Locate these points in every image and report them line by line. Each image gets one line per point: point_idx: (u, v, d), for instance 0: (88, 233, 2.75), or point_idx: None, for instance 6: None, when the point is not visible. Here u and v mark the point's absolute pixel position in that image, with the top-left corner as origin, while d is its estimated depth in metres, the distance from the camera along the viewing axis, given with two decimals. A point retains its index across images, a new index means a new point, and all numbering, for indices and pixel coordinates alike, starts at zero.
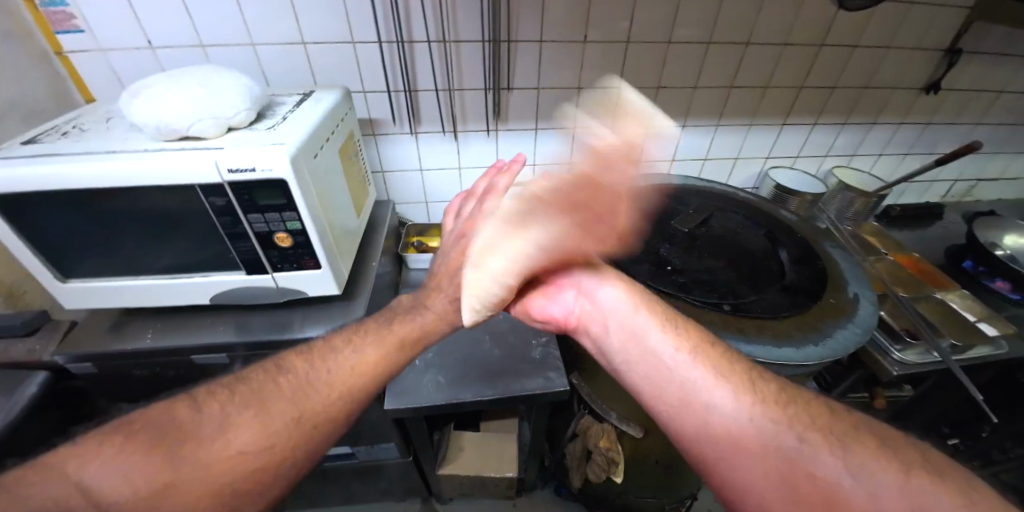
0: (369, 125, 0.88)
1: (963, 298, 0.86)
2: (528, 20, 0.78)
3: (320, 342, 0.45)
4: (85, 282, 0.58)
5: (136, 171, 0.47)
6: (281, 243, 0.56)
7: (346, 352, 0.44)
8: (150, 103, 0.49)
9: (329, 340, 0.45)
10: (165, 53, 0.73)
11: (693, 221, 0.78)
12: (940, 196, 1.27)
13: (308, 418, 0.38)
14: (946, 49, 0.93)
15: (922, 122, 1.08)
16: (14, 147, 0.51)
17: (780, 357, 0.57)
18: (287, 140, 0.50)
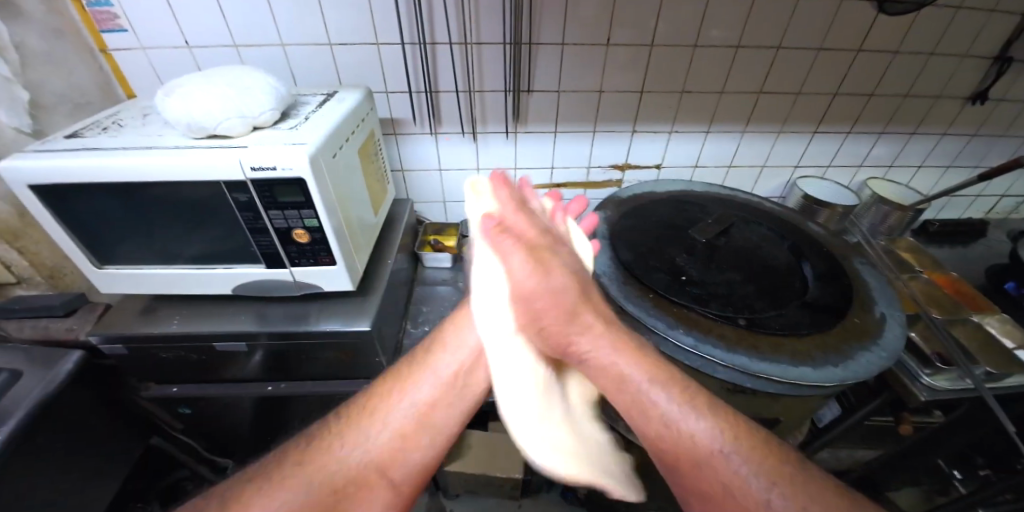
0: (390, 125, 0.90)
1: (1003, 322, 0.80)
2: (550, 22, 0.77)
3: None
4: (119, 268, 0.61)
5: (167, 166, 0.49)
6: (299, 239, 0.57)
7: None
8: (182, 101, 0.51)
9: None
10: (200, 53, 0.77)
11: (712, 231, 0.76)
12: (984, 212, 1.19)
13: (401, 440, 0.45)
14: (996, 57, 0.87)
15: (967, 134, 1.01)
16: (59, 140, 0.54)
17: (797, 377, 0.55)
18: (307, 140, 0.52)
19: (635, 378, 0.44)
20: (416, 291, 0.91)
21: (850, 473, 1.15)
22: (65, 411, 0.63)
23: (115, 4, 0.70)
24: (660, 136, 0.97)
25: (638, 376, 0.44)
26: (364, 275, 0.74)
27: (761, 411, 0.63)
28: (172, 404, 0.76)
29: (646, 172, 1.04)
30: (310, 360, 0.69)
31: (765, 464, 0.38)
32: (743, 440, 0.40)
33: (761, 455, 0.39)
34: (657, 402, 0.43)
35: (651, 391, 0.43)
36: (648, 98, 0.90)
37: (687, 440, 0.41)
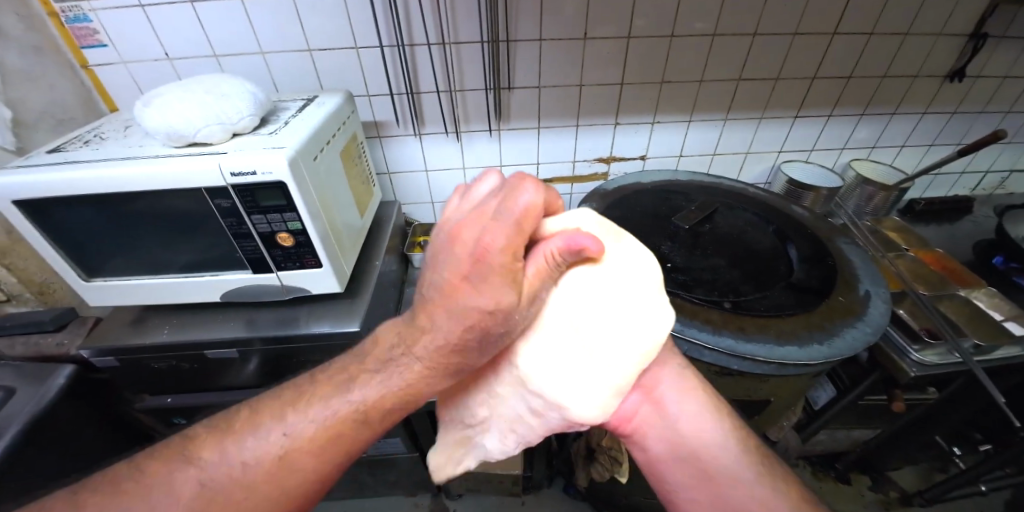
0: (374, 127, 0.90)
1: (990, 296, 0.81)
2: (526, 19, 0.78)
3: None
4: (106, 281, 0.61)
5: (149, 175, 0.50)
6: (284, 243, 0.58)
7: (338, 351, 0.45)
8: (160, 110, 0.51)
9: None
10: (181, 64, 0.77)
11: (695, 218, 0.76)
12: (968, 189, 1.20)
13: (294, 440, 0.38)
14: (971, 34, 0.88)
15: (947, 112, 1.02)
16: (41, 155, 0.54)
17: (782, 357, 0.55)
18: (287, 144, 0.52)
19: (669, 394, 0.48)
20: (406, 292, 0.92)
21: (849, 454, 1.15)
22: (62, 424, 0.63)
23: (94, 20, 0.71)
24: (643, 127, 0.97)
25: (671, 393, 0.48)
26: (352, 277, 0.74)
27: (750, 393, 0.63)
28: (166, 414, 0.76)
29: (631, 163, 1.04)
30: (302, 364, 0.70)
31: (765, 472, 0.43)
32: (756, 456, 0.44)
33: (763, 462, 0.44)
34: (687, 418, 0.47)
35: (683, 408, 0.47)
36: (628, 90, 0.90)
37: (711, 454, 0.44)
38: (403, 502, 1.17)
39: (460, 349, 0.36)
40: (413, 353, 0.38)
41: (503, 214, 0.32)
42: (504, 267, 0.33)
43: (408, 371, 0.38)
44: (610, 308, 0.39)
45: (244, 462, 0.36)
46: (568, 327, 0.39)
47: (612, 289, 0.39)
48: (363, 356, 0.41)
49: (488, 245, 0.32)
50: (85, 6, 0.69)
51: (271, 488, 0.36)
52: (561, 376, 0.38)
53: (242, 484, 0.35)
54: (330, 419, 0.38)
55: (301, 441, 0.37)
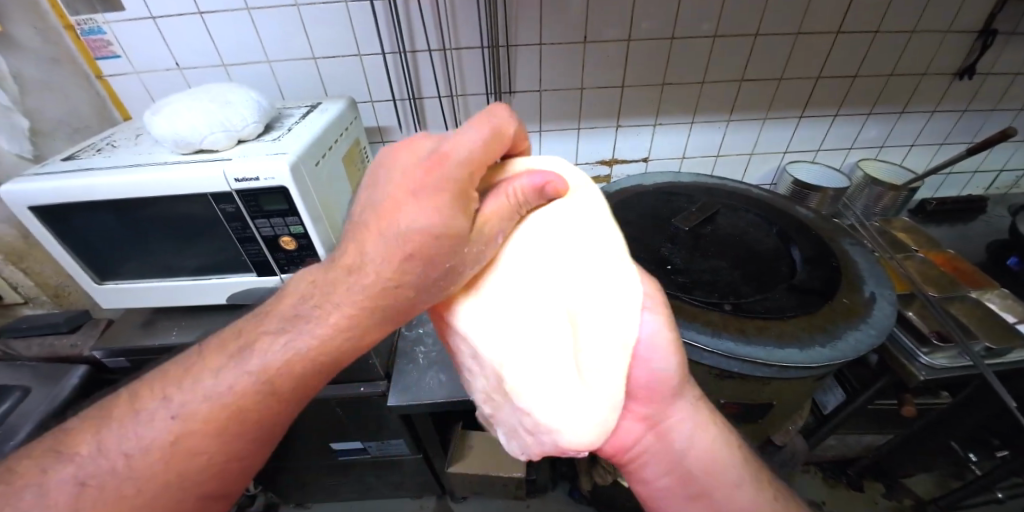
0: (377, 133, 0.92)
1: (1003, 297, 0.79)
2: (527, 24, 0.79)
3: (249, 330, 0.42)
4: (117, 284, 0.63)
5: (156, 181, 0.51)
6: (287, 246, 0.59)
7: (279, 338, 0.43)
8: (167, 117, 0.53)
9: None
10: (190, 73, 0.80)
11: (696, 220, 0.76)
12: (982, 188, 1.17)
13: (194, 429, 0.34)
14: (980, 31, 0.87)
15: (958, 110, 1.00)
16: (56, 163, 0.57)
17: (783, 359, 0.55)
18: (289, 149, 0.53)
19: (682, 430, 0.45)
20: None
21: (861, 460, 1.13)
22: None
23: (107, 32, 0.73)
24: (645, 129, 0.97)
25: (684, 429, 0.45)
26: None
27: (753, 396, 0.62)
28: None
29: (634, 165, 1.04)
30: None
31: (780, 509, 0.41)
32: (773, 493, 0.42)
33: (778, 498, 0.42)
34: (704, 455, 0.44)
35: (698, 445, 0.44)
36: (630, 92, 0.90)
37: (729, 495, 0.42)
38: (408, 504, 1.17)
39: (390, 289, 0.35)
40: (330, 303, 0.35)
41: (470, 132, 0.36)
42: (466, 175, 0.35)
43: (322, 325, 0.35)
44: (590, 300, 0.39)
45: (144, 441, 0.33)
46: (534, 300, 0.40)
47: (586, 270, 0.40)
48: (265, 316, 0.38)
49: (453, 152, 0.35)
50: (99, 19, 0.71)
51: (173, 466, 0.33)
52: (544, 379, 0.38)
53: (143, 463, 0.32)
54: (233, 390, 0.35)
55: (207, 414, 0.34)
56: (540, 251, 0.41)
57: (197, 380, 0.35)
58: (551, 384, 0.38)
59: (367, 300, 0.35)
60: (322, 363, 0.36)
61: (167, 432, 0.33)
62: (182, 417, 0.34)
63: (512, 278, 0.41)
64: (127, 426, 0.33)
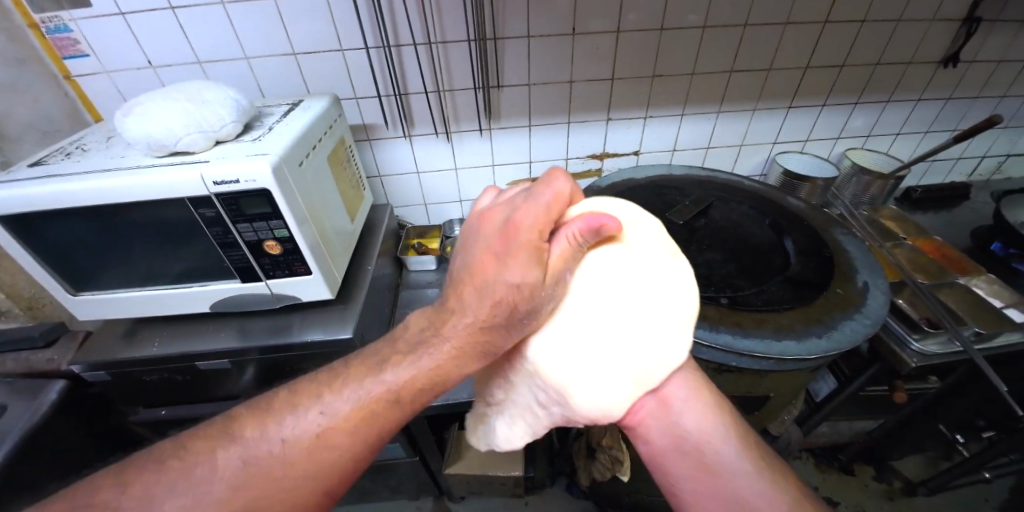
0: (363, 130, 0.89)
1: (990, 283, 0.81)
2: (513, 16, 0.77)
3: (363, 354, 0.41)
4: (94, 294, 0.60)
5: (132, 185, 0.49)
6: (272, 251, 0.57)
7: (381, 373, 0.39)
8: (139, 118, 0.50)
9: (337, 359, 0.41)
10: (165, 71, 0.76)
11: (689, 213, 0.76)
12: (965, 175, 1.19)
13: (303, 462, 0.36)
14: (964, 19, 0.87)
15: (942, 98, 1.01)
16: (22, 169, 0.53)
17: (781, 351, 0.54)
18: (271, 150, 0.51)
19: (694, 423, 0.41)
20: (402, 295, 0.91)
21: (853, 445, 1.15)
22: (58, 438, 0.63)
23: (74, 30, 0.69)
24: (635, 122, 0.96)
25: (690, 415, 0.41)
26: (345, 282, 0.73)
27: (750, 389, 0.63)
28: (163, 426, 0.76)
29: (624, 159, 1.04)
30: (297, 372, 0.69)
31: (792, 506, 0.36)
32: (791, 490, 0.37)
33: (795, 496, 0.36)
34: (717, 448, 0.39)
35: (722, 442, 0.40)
36: (620, 85, 0.89)
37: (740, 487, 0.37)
38: (406, 505, 1.16)
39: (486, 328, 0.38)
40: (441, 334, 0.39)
41: None
42: None
43: (437, 352, 0.38)
44: (647, 323, 0.40)
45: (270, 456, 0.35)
46: (593, 334, 0.39)
47: (676, 310, 0.41)
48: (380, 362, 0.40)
49: (537, 203, 0.38)
50: (65, 16, 0.68)
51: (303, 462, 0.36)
52: (597, 371, 0.39)
53: (285, 462, 0.35)
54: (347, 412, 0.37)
55: (342, 419, 0.37)
56: (602, 290, 0.41)
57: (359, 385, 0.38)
58: (595, 366, 0.39)
59: (471, 334, 0.38)
60: (432, 388, 0.39)
61: (289, 446, 0.36)
62: None
63: (583, 299, 0.41)
64: (293, 418, 0.37)
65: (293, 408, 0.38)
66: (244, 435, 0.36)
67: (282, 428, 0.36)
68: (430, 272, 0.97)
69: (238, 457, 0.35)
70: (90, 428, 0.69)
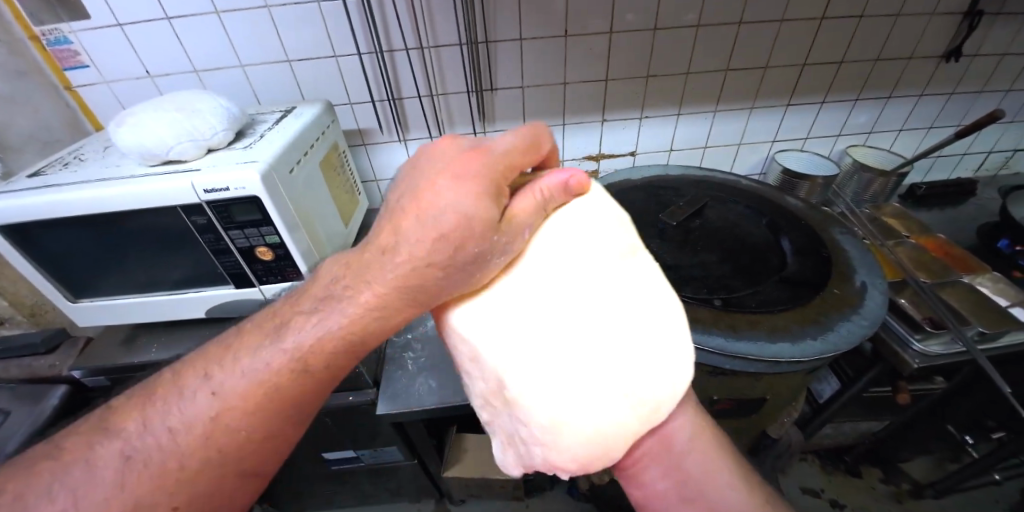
0: (358, 135, 0.90)
1: (995, 281, 0.79)
2: (505, 19, 0.77)
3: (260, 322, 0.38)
4: (93, 301, 0.62)
5: (124, 194, 0.50)
6: (264, 257, 0.57)
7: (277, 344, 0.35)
8: (131, 128, 0.51)
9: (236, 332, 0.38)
10: (162, 80, 0.77)
11: (684, 214, 0.75)
12: (972, 170, 1.16)
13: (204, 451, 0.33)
14: (966, 12, 0.85)
15: (945, 93, 0.99)
16: (20, 180, 0.55)
17: (775, 353, 0.54)
18: (260, 157, 0.52)
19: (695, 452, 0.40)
20: None
21: (858, 447, 1.13)
22: None
23: (74, 41, 0.71)
24: (631, 122, 0.96)
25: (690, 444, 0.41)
26: None
27: (745, 391, 0.62)
28: None
29: (620, 160, 1.03)
30: None
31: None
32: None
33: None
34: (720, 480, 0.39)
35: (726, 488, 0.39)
36: (614, 85, 0.89)
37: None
38: (407, 507, 1.17)
39: (421, 268, 0.34)
40: (363, 283, 0.35)
41: None
42: None
43: (353, 304, 0.35)
44: (610, 326, 0.38)
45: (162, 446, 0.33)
46: (552, 342, 0.37)
47: (642, 317, 0.40)
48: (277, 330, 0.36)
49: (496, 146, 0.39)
50: (64, 28, 0.69)
51: (226, 424, 0.34)
52: (572, 394, 0.36)
53: (207, 425, 0.33)
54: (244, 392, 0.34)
55: (260, 383, 0.34)
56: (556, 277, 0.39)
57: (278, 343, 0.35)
58: (557, 375, 0.36)
59: (399, 280, 0.34)
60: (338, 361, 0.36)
61: (206, 413, 0.34)
62: (145, 447, 0.32)
63: (532, 281, 0.39)
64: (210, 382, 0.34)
65: (211, 371, 0.35)
66: (165, 405, 0.34)
67: (179, 409, 0.34)
68: None
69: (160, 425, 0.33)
70: None
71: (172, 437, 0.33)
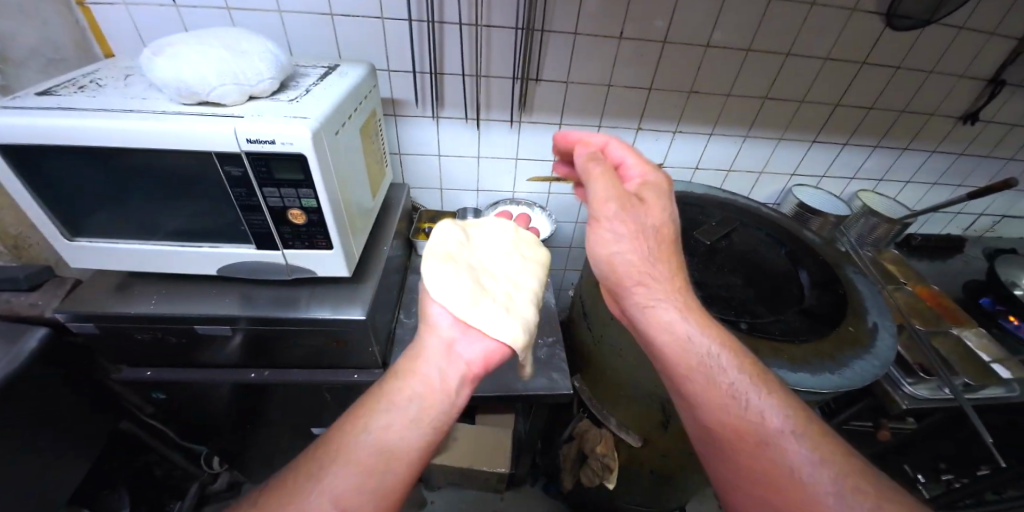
0: (390, 105, 0.85)
1: (979, 336, 0.84)
2: (564, 10, 0.75)
3: (396, 368, 0.48)
4: (92, 242, 0.56)
5: (156, 131, 0.45)
6: (295, 220, 0.54)
7: (414, 381, 0.46)
8: (171, 61, 0.47)
9: (382, 382, 0.46)
10: (188, 12, 0.71)
11: (714, 234, 0.76)
12: (962, 228, 1.23)
13: (371, 475, 0.39)
14: (990, 79, 0.90)
15: (955, 152, 1.04)
16: (29, 97, 0.49)
17: (794, 382, 0.56)
18: (310, 114, 0.48)
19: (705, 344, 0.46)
20: (409, 279, 0.89)
21: None
22: (32, 388, 0.58)
23: None
24: (664, 135, 0.96)
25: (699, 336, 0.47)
26: (359, 261, 0.71)
27: None
28: (146, 387, 0.72)
29: (647, 171, 1.03)
30: (298, 346, 0.66)
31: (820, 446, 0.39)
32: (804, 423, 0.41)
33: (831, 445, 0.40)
34: (710, 358, 0.45)
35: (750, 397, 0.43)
36: (656, 95, 0.88)
37: (740, 406, 0.43)
38: None
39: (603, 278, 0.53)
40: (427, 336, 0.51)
41: None
42: None
43: (429, 348, 0.49)
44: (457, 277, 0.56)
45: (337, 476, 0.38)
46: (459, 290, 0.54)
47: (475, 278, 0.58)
48: (406, 373, 0.47)
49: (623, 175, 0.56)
50: None
51: (388, 450, 0.40)
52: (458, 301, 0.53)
53: (382, 453, 0.40)
54: (399, 426, 0.42)
55: (411, 417, 0.43)
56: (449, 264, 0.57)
57: (399, 390, 0.45)
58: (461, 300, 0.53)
59: (427, 335, 0.51)
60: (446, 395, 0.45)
61: (371, 447, 0.40)
62: None
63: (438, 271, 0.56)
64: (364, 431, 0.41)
65: (363, 422, 0.42)
66: (325, 461, 0.39)
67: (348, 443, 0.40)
68: None
69: (338, 468, 0.38)
70: (68, 383, 0.65)
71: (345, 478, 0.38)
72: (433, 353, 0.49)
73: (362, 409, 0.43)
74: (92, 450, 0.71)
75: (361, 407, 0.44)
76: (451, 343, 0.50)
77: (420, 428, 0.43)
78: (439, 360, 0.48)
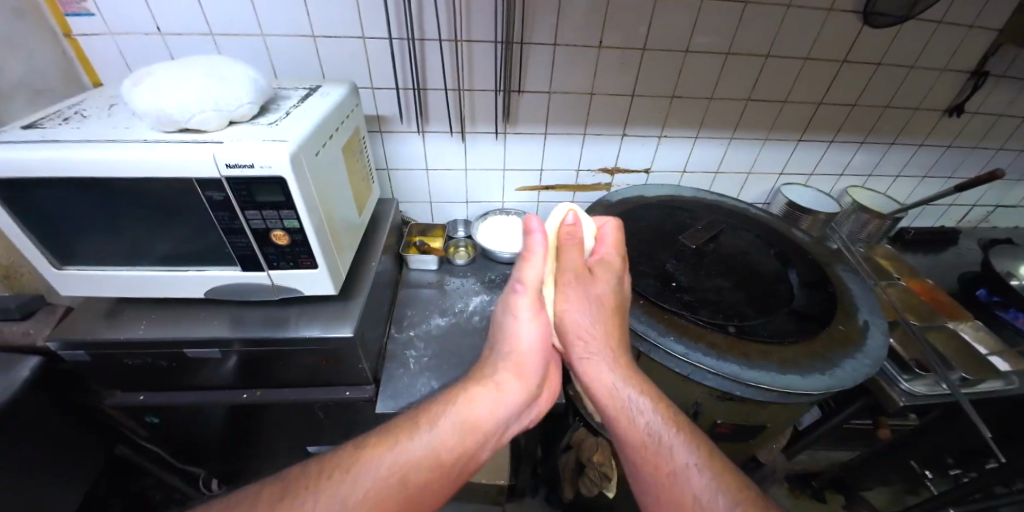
0: (375, 122, 0.87)
1: (976, 329, 0.84)
2: (542, 22, 0.76)
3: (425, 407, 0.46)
4: (79, 270, 0.57)
5: (138, 160, 0.46)
6: (279, 241, 0.54)
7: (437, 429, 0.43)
8: (151, 91, 0.47)
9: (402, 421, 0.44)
10: (173, 40, 0.73)
11: (701, 237, 0.76)
12: (956, 220, 1.23)
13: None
14: (972, 72, 0.90)
15: (943, 145, 1.04)
16: (13, 130, 0.50)
17: (785, 384, 0.55)
18: (289, 137, 0.49)
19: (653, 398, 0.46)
20: (400, 293, 0.89)
21: (827, 473, 1.17)
22: (23, 417, 0.58)
23: None
24: (650, 140, 0.96)
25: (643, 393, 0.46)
26: (348, 278, 0.71)
27: (750, 418, 0.63)
28: (140, 412, 0.72)
29: (635, 176, 1.03)
30: (289, 366, 0.66)
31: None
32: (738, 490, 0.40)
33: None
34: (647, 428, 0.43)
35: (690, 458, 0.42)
36: (639, 102, 0.89)
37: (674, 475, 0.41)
38: None
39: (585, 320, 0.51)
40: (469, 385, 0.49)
41: None
42: None
43: (471, 396, 0.47)
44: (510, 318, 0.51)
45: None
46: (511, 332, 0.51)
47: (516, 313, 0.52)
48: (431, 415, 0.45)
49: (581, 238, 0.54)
50: None
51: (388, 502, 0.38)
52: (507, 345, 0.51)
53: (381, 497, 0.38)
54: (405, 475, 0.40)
55: (419, 467, 0.41)
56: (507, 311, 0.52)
57: (456, 416, 0.45)
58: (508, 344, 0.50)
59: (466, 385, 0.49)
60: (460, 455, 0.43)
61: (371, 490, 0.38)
62: None
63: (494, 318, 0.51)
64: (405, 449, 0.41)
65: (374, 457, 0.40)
66: (354, 467, 0.39)
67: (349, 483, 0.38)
68: (430, 272, 0.95)
69: (356, 487, 0.38)
70: (60, 411, 0.65)
71: (372, 488, 0.38)
72: (501, 387, 0.48)
73: (372, 444, 0.41)
74: (86, 476, 0.71)
75: (369, 442, 0.42)
76: (496, 402, 0.47)
77: (423, 482, 0.41)
78: (478, 406, 0.46)
